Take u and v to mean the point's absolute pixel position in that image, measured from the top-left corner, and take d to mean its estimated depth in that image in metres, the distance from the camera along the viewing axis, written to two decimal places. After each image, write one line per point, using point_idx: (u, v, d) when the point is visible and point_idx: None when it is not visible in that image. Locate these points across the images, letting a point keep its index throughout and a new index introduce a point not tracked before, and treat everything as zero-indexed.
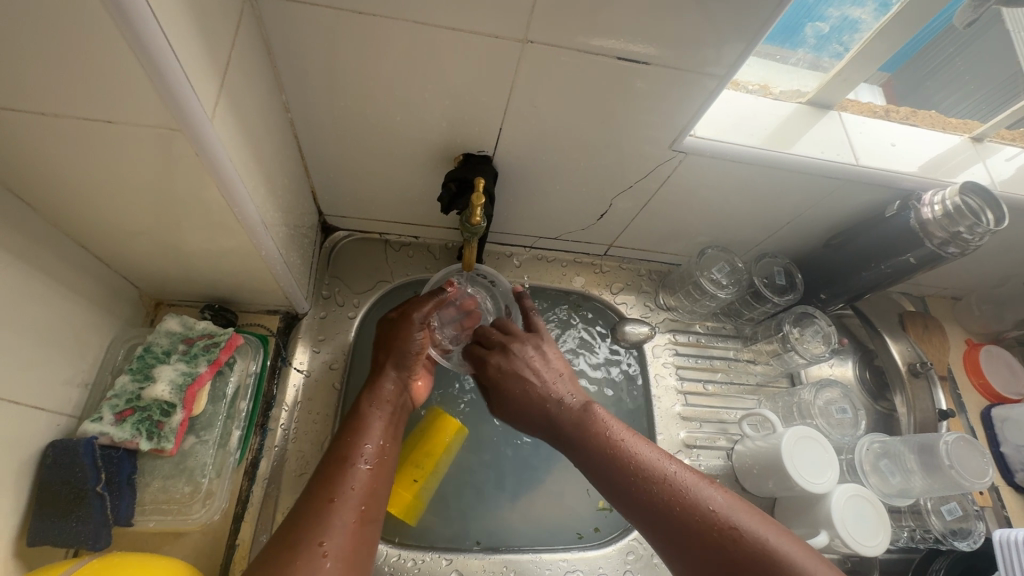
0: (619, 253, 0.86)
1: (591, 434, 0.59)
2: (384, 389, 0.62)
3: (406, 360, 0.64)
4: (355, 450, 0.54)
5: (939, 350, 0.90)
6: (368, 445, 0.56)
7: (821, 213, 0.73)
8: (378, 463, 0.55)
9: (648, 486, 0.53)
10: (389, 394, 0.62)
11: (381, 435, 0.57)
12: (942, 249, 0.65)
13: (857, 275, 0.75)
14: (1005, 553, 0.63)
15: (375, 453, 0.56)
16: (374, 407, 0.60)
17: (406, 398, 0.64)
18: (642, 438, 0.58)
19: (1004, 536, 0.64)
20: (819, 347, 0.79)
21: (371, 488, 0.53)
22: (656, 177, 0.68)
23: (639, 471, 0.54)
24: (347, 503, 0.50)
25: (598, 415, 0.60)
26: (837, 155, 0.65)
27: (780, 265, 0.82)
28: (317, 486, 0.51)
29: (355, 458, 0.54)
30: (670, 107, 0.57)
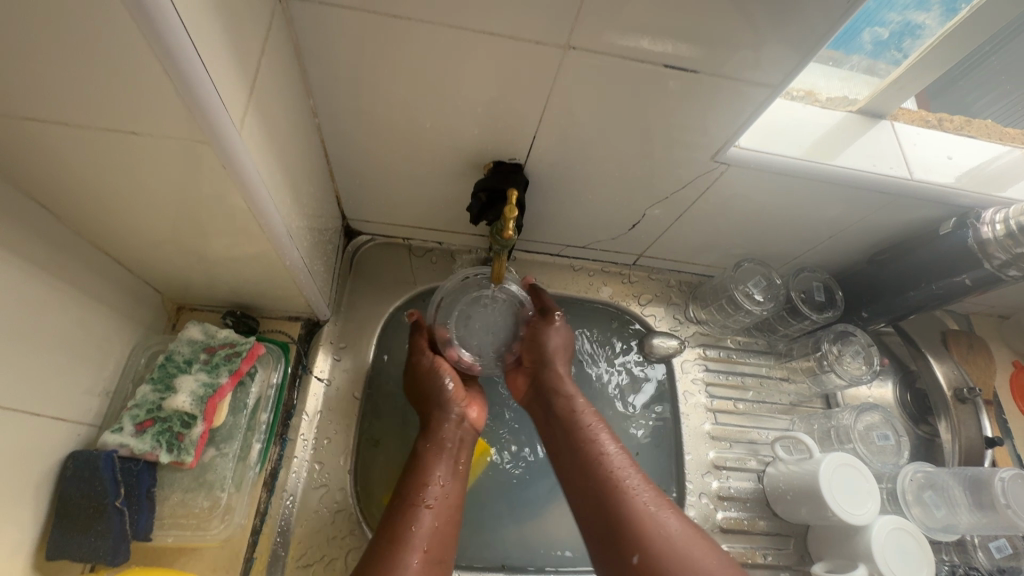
0: (649, 263, 0.82)
1: (571, 434, 0.60)
2: (439, 420, 0.61)
3: (446, 397, 0.63)
4: (416, 494, 0.54)
5: (984, 372, 0.86)
6: (431, 486, 0.55)
7: (868, 228, 0.69)
8: (444, 499, 0.55)
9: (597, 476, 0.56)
10: (449, 430, 0.61)
11: (444, 475, 0.57)
12: (1002, 272, 0.61)
13: (903, 294, 0.71)
14: None
15: (439, 492, 0.55)
16: (427, 443, 0.60)
17: (466, 430, 0.62)
18: (612, 439, 0.59)
19: None
20: (859, 367, 0.75)
21: (437, 530, 0.52)
22: (693, 188, 0.64)
23: (598, 469, 0.56)
24: (413, 547, 0.50)
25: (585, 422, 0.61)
26: (889, 168, 0.61)
27: (819, 280, 0.78)
28: (381, 529, 0.51)
29: (416, 501, 0.54)
30: (715, 118, 0.54)
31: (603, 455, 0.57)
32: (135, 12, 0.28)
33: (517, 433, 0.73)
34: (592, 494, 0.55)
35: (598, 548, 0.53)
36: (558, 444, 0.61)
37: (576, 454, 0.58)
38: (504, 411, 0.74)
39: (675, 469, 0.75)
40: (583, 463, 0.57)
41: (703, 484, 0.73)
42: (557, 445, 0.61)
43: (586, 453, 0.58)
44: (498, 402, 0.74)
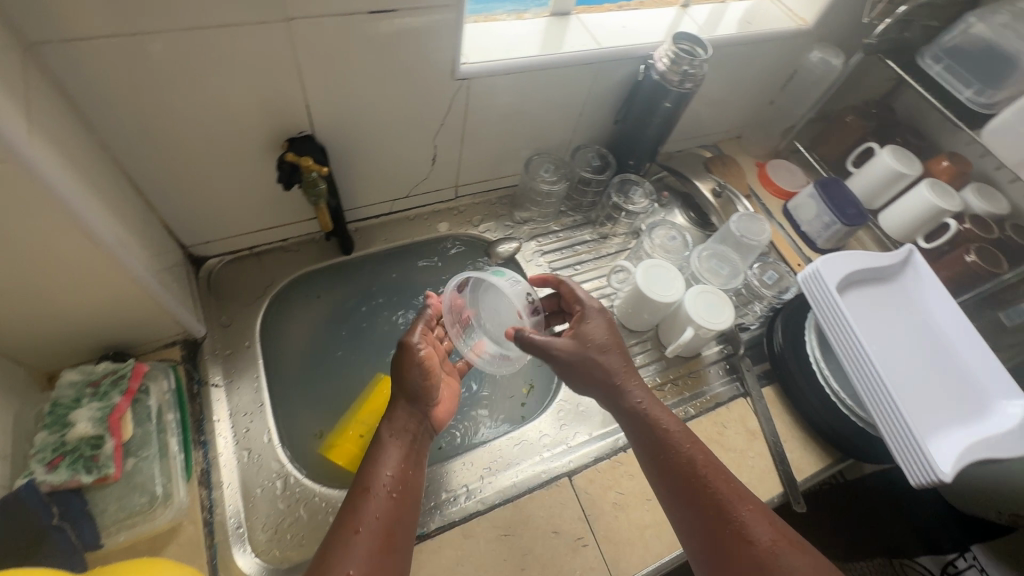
0: (468, 191, 0.98)
1: (621, 405, 0.65)
2: (401, 410, 0.65)
3: (417, 396, 0.66)
4: (375, 481, 0.57)
5: (736, 178, 1.14)
6: (386, 472, 0.59)
7: (598, 94, 0.90)
8: (403, 487, 0.59)
9: (641, 413, 0.64)
10: (407, 422, 0.65)
11: (400, 463, 0.60)
12: (683, 88, 0.83)
13: (645, 133, 0.93)
14: (811, 289, 0.81)
15: (393, 480, 0.58)
16: (393, 438, 0.63)
17: (426, 427, 0.67)
18: (672, 418, 0.63)
19: (806, 275, 0.82)
20: (643, 201, 0.98)
21: (393, 513, 0.55)
22: (459, 109, 0.80)
23: (641, 421, 0.63)
24: (371, 532, 0.53)
25: (635, 409, 0.64)
26: (582, 45, 0.81)
27: (593, 151, 0.99)
28: (344, 519, 0.54)
29: (376, 488, 0.57)
30: (440, 44, 0.69)
31: (633, 402, 0.64)
32: None
33: None
34: (701, 502, 0.56)
35: (642, 427, 0.63)
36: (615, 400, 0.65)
37: (661, 442, 0.61)
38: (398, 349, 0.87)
39: None
40: (687, 476, 0.58)
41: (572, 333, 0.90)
42: (644, 454, 0.62)
43: (673, 432, 0.62)
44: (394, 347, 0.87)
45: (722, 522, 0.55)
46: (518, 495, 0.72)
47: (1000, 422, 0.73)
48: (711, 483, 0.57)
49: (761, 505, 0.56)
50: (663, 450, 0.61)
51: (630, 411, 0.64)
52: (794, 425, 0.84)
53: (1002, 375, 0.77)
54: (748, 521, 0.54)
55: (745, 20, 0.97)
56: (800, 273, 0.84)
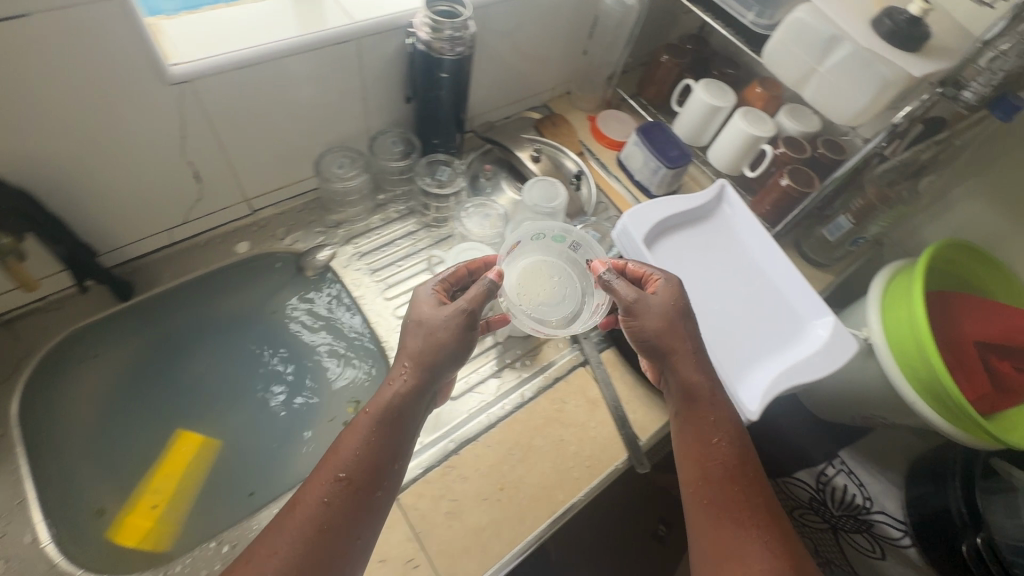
0: (265, 202, 0.88)
1: (684, 389, 0.64)
2: (384, 402, 0.57)
3: (406, 376, 0.58)
4: (312, 491, 0.53)
5: (568, 136, 1.09)
6: (320, 489, 0.53)
7: (371, 74, 0.81)
8: (367, 479, 0.54)
9: (711, 396, 0.64)
10: (399, 381, 0.59)
11: (343, 475, 0.54)
12: (454, 52, 0.76)
13: (438, 107, 0.85)
14: (622, 242, 0.78)
15: (364, 457, 0.55)
16: (369, 409, 0.57)
17: (414, 429, 0.59)
18: (726, 426, 0.63)
19: (618, 228, 0.79)
20: (456, 183, 0.91)
21: (320, 539, 0.51)
22: (195, 118, 0.69)
23: (697, 408, 0.64)
24: (270, 565, 0.49)
25: (705, 402, 0.63)
26: (327, 24, 0.72)
27: (394, 136, 0.91)
28: (267, 539, 0.51)
29: (313, 500, 0.52)
30: (118, 49, 0.58)
31: (709, 394, 0.64)
32: None
33: (230, 410, 0.78)
34: (736, 509, 0.59)
35: (692, 431, 0.63)
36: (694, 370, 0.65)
37: (711, 446, 0.62)
38: (205, 396, 0.79)
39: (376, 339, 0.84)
40: (726, 480, 0.61)
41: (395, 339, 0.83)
42: (693, 455, 0.63)
43: (722, 437, 0.63)
44: (202, 394, 0.79)
45: (745, 540, 0.58)
46: None
47: (809, 344, 0.74)
48: (751, 495, 0.60)
49: (782, 524, 0.60)
50: (710, 451, 0.62)
51: (702, 400, 0.64)
52: (637, 383, 0.83)
53: (813, 297, 0.78)
54: (774, 550, 0.57)
55: None
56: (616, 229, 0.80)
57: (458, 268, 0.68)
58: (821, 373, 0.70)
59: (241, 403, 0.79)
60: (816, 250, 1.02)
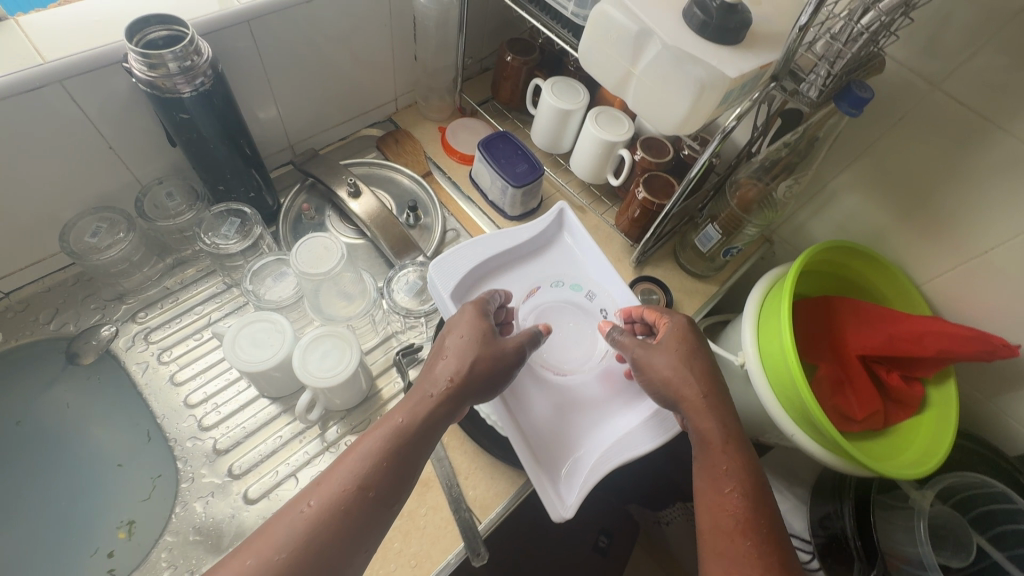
0: (18, 281, 0.73)
1: (705, 441, 0.54)
2: (466, 367, 0.54)
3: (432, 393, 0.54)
4: (304, 499, 0.46)
5: (412, 156, 0.95)
6: (311, 504, 0.46)
7: (104, 119, 0.65)
8: (392, 487, 0.48)
9: (721, 446, 0.53)
10: (431, 383, 0.54)
11: (304, 523, 0.45)
12: (194, 87, 0.61)
13: (207, 151, 0.70)
14: (437, 284, 0.66)
15: (381, 472, 0.48)
16: (436, 389, 0.54)
17: (382, 513, 0.48)
18: (745, 483, 0.52)
19: (437, 265, 0.67)
20: (237, 240, 0.75)
21: None
22: None
23: (711, 454, 0.53)
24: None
25: (720, 453, 0.53)
26: (4, 67, 0.56)
27: (170, 186, 0.76)
28: (249, 551, 0.43)
29: (293, 519, 0.45)
30: None
31: (721, 444, 0.53)
32: None
33: None
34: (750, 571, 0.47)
35: (724, 450, 0.53)
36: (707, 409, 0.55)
37: (720, 503, 0.51)
38: None
39: (159, 434, 0.71)
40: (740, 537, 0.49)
41: (183, 431, 0.70)
42: (710, 516, 0.52)
43: (732, 491, 0.51)
44: None
45: None
46: None
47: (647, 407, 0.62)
48: (767, 553, 0.48)
49: None
50: (719, 499, 0.52)
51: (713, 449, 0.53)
52: (477, 454, 0.71)
53: None
54: None
55: None
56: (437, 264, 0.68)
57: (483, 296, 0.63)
58: (648, 449, 0.58)
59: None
60: (693, 261, 0.91)
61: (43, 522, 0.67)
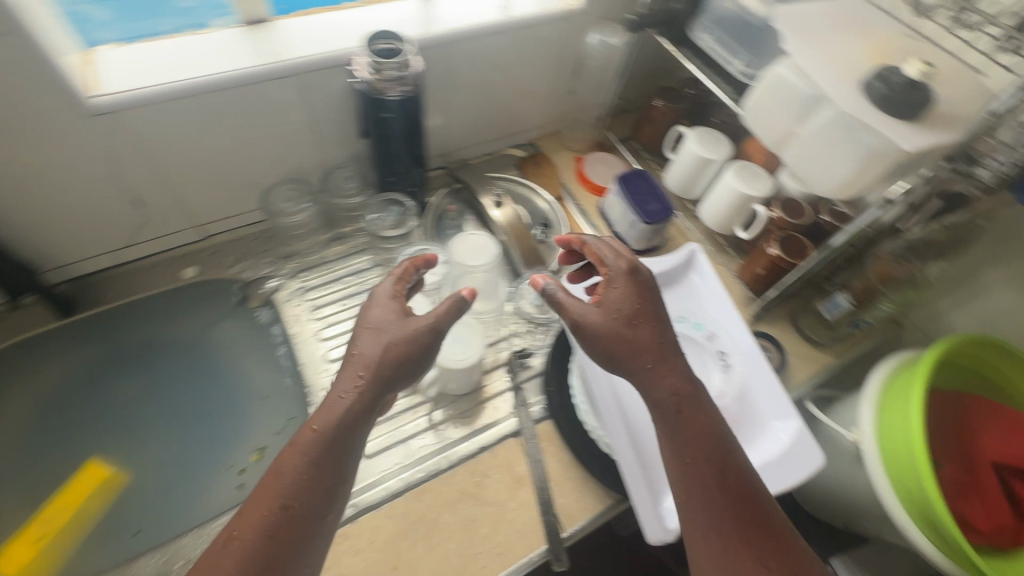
0: (217, 229, 0.87)
1: (665, 400, 0.55)
2: (378, 356, 0.57)
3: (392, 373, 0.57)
4: (267, 503, 0.50)
5: (549, 178, 1.03)
6: (264, 513, 0.49)
7: (321, 108, 0.78)
8: (319, 501, 0.51)
9: (683, 412, 0.55)
10: (347, 385, 0.55)
11: (261, 522, 0.49)
12: (400, 94, 0.72)
13: (391, 145, 0.81)
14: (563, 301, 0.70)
15: (302, 487, 0.51)
16: (348, 391, 0.55)
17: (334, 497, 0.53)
18: (712, 438, 0.54)
19: None
20: (399, 226, 0.89)
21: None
22: (124, 147, 0.69)
23: (677, 412, 0.55)
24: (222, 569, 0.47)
25: (689, 414, 0.55)
26: (267, 58, 0.70)
27: (350, 172, 0.88)
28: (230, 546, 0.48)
29: (268, 515, 0.49)
30: (34, 81, 0.58)
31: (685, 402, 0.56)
32: None
33: (141, 442, 0.75)
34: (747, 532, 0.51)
35: (687, 414, 0.55)
36: (659, 413, 0.56)
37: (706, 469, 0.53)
38: (119, 413, 0.77)
39: (299, 379, 0.81)
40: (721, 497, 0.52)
41: (322, 381, 0.80)
42: (683, 479, 0.54)
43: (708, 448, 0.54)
44: (113, 420, 0.77)
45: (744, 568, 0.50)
46: None
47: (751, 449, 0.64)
48: (739, 510, 0.52)
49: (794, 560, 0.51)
50: (699, 497, 0.52)
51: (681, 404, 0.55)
52: (571, 465, 0.74)
53: (779, 397, 0.66)
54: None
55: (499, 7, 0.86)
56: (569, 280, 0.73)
57: (404, 269, 0.66)
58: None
59: (150, 438, 0.76)
60: (812, 326, 0.89)
61: (191, 433, 0.77)
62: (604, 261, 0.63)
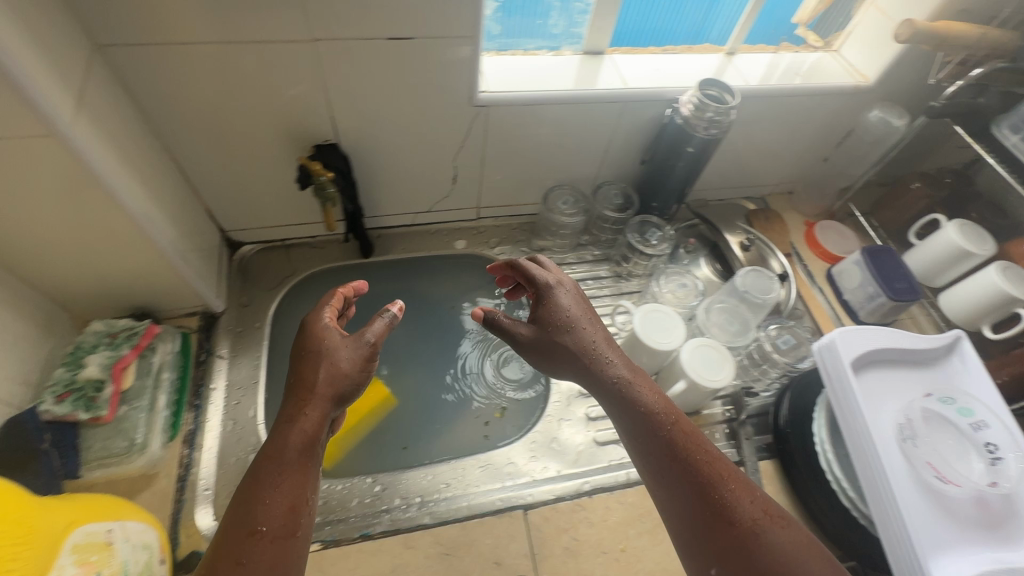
0: (490, 214, 1.01)
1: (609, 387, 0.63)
2: (338, 367, 0.59)
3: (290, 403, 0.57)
4: (255, 489, 0.51)
5: (780, 234, 1.07)
6: (268, 492, 0.51)
7: (625, 133, 0.89)
8: (296, 458, 0.53)
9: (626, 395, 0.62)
10: (319, 377, 0.58)
11: (291, 483, 0.52)
12: (709, 133, 0.81)
13: (671, 177, 0.91)
14: (825, 360, 0.74)
15: (286, 477, 0.52)
16: (322, 387, 0.58)
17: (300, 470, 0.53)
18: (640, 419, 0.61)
19: (821, 345, 0.75)
20: (660, 247, 0.95)
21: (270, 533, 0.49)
22: (478, 134, 0.83)
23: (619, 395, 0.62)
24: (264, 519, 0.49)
25: (636, 395, 0.62)
26: (608, 85, 0.82)
27: (616, 189, 0.98)
28: (244, 506, 0.50)
29: (254, 511, 0.50)
30: (458, 73, 0.72)
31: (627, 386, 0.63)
32: None
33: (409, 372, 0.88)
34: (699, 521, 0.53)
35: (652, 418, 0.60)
36: (623, 407, 0.62)
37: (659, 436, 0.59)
38: (396, 343, 0.91)
39: None
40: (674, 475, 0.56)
41: None
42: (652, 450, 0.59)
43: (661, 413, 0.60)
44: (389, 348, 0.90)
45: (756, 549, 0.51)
46: (468, 518, 0.72)
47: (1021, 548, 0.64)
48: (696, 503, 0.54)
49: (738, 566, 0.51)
50: (669, 471, 0.57)
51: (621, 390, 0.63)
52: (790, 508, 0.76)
53: None
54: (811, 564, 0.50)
55: (794, 72, 0.92)
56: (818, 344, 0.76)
57: (338, 299, 0.68)
58: None
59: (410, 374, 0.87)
60: None
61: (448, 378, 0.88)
62: (535, 277, 0.72)
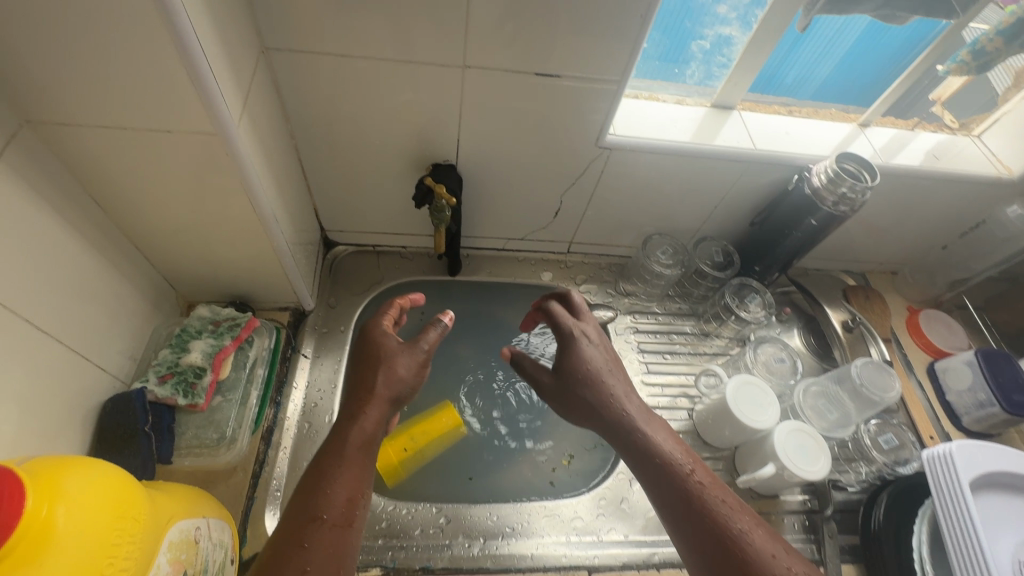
0: (581, 250, 1.00)
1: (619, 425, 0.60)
2: (402, 373, 0.58)
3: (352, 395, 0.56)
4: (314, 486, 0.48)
5: (881, 316, 0.99)
6: (338, 486, 0.49)
7: (741, 192, 0.86)
8: (363, 457, 0.52)
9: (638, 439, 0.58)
10: (377, 377, 0.57)
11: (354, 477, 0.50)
12: (836, 209, 0.77)
13: (782, 244, 0.87)
14: (934, 472, 0.68)
15: (353, 468, 0.50)
16: (381, 385, 0.57)
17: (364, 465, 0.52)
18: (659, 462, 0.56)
19: (930, 454, 0.69)
20: (759, 312, 0.91)
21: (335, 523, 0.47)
22: (593, 173, 0.81)
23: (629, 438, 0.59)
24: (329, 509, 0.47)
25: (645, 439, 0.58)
26: (737, 142, 0.79)
27: (718, 246, 0.95)
28: (303, 500, 0.48)
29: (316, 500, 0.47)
30: (591, 114, 0.71)
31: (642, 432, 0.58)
32: (171, 34, 0.43)
33: (479, 400, 0.85)
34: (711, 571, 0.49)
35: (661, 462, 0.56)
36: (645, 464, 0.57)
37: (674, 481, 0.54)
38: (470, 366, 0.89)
39: None
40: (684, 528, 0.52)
41: None
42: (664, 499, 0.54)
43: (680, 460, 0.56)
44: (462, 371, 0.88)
45: None
46: (531, 569, 0.69)
47: None
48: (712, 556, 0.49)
49: None
50: (680, 519, 0.52)
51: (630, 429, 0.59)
52: None
53: None
54: None
55: (931, 153, 0.87)
56: (926, 450, 0.71)
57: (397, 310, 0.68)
58: None
59: (479, 401, 0.85)
60: None
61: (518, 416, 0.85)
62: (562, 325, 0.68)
